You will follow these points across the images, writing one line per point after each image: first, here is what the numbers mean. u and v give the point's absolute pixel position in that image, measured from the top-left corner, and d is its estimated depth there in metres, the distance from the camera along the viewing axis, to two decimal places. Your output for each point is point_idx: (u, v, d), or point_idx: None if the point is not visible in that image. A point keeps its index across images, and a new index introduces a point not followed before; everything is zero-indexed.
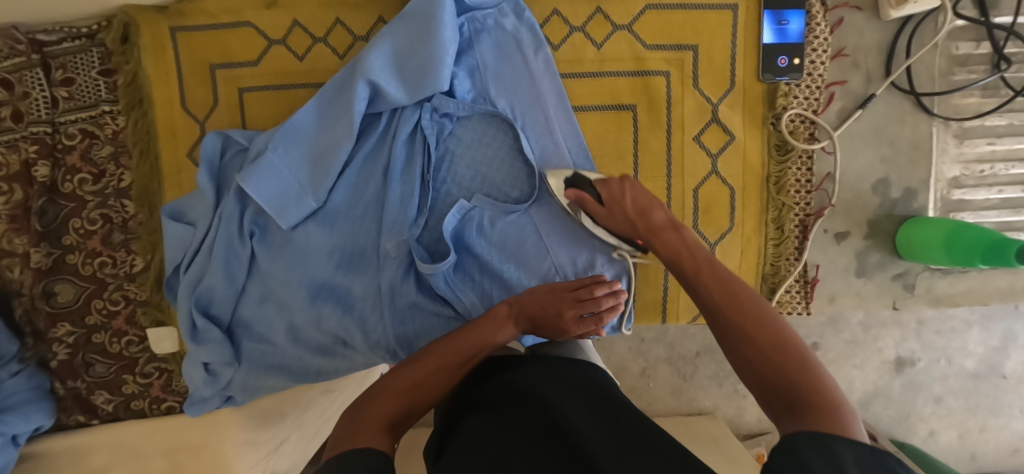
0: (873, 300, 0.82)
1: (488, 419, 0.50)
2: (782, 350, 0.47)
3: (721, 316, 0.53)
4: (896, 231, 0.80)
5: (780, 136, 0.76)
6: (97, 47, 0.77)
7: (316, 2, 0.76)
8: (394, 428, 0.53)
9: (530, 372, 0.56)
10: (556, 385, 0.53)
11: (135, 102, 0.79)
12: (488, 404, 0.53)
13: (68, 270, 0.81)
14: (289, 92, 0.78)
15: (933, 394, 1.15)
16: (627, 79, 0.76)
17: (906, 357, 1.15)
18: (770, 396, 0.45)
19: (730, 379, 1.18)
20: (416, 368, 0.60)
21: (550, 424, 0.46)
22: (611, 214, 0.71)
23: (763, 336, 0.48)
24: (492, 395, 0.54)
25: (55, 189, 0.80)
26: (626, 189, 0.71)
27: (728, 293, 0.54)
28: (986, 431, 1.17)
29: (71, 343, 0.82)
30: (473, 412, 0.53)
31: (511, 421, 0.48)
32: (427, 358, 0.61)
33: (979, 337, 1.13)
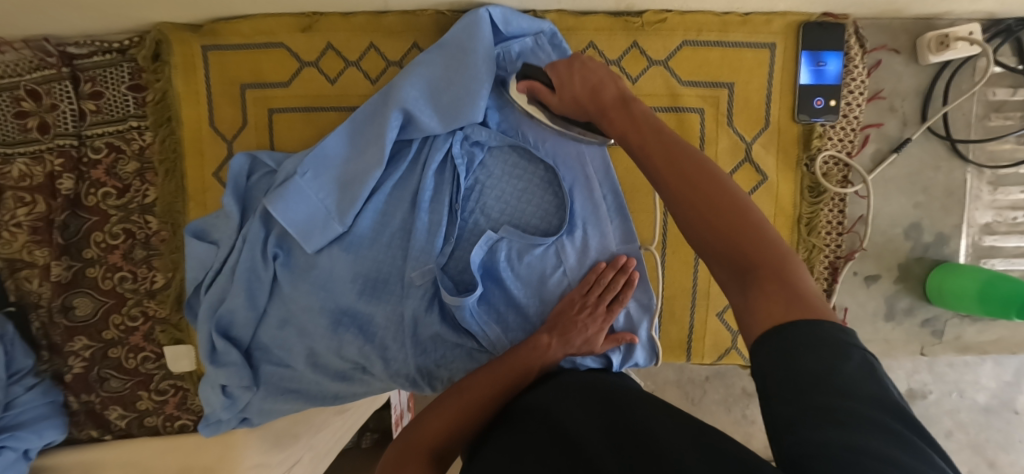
0: (900, 346, 0.81)
1: (515, 439, 0.52)
2: (731, 215, 0.40)
3: (660, 171, 0.46)
4: (926, 276, 0.79)
5: (814, 178, 0.75)
6: (128, 62, 0.76)
7: (352, 26, 0.74)
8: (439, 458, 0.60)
9: (563, 400, 0.56)
10: (579, 403, 0.54)
11: (163, 120, 0.78)
12: (517, 426, 0.55)
13: (87, 284, 0.81)
14: (320, 115, 0.77)
15: (944, 427, 1.15)
16: (662, 115, 0.76)
17: (915, 386, 1.13)
18: (721, 267, 0.40)
19: (739, 404, 1.18)
20: (457, 395, 0.63)
21: (568, 445, 0.47)
22: (562, 100, 0.64)
23: (707, 197, 0.42)
24: (522, 417, 0.56)
25: (78, 202, 0.79)
26: (575, 73, 0.63)
27: (664, 151, 0.46)
28: (995, 468, 1.16)
29: (87, 357, 0.82)
30: (504, 431, 0.56)
31: (535, 442, 0.50)
32: (468, 384, 0.64)
33: (992, 371, 1.13)
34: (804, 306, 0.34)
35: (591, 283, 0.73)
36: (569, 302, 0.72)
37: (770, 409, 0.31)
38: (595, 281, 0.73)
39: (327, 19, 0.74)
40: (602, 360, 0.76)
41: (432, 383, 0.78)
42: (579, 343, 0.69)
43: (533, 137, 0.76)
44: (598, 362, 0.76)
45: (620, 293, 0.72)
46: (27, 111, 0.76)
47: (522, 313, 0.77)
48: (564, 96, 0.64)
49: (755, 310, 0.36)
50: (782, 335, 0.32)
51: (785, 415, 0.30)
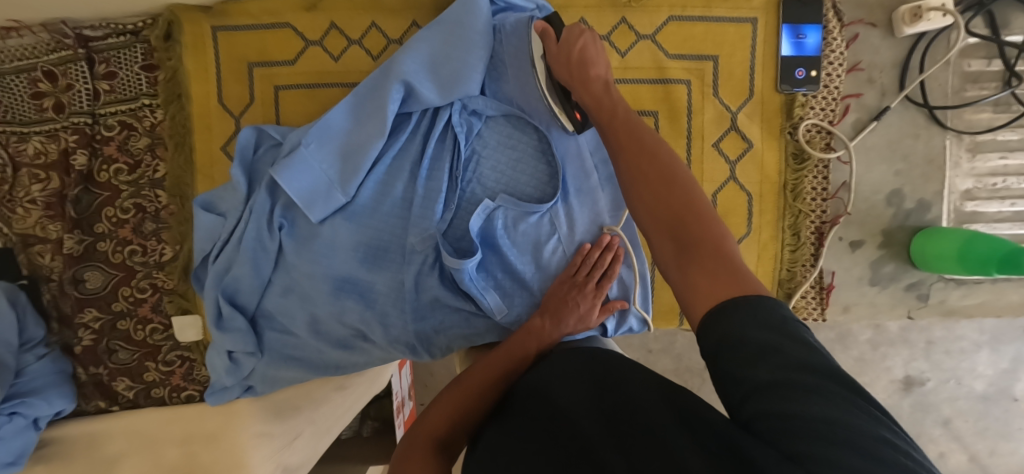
0: (885, 309, 0.83)
1: (499, 427, 0.53)
2: (678, 197, 0.48)
3: (628, 159, 0.53)
4: (909, 242, 0.81)
5: (797, 145, 0.78)
6: (141, 43, 0.80)
7: (355, 6, 0.78)
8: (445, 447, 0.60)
9: (545, 368, 0.58)
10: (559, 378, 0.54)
11: (173, 97, 0.81)
12: (508, 414, 0.54)
13: (98, 258, 0.84)
14: (324, 90, 0.81)
15: (942, 415, 1.21)
16: (650, 87, 0.78)
17: (915, 376, 1.20)
18: (662, 235, 0.47)
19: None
20: (459, 388, 0.65)
21: (553, 422, 0.46)
22: (558, 51, 0.68)
23: (662, 180, 0.49)
24: (511, 405, 0.55)
25: (91, 178, 0.83)
26: (580, 36, 0.66)
27: (634, 143, 0.54)
28: (995, 455, 1.23)
29: (96, 329, 0.84)
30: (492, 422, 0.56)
31: (522, 412, 0.52)
32: (470, 375, 0.67)
33: (988, 359, 1.16)
34: (732, 275, 0.41)
35: (582, 264, 0.76)
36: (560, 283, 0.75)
37: (732, 389, 0.35)
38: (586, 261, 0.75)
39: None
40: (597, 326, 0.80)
41: (431, 350, 0.82)
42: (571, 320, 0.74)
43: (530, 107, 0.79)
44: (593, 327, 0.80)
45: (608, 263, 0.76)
46: (44, 92, 0.79)
47: (518, 277, 0.80)
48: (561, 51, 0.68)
49: (692, 282, 0.42)
50: (727, 313, 0.37)
51: (749, 396, 0.34)
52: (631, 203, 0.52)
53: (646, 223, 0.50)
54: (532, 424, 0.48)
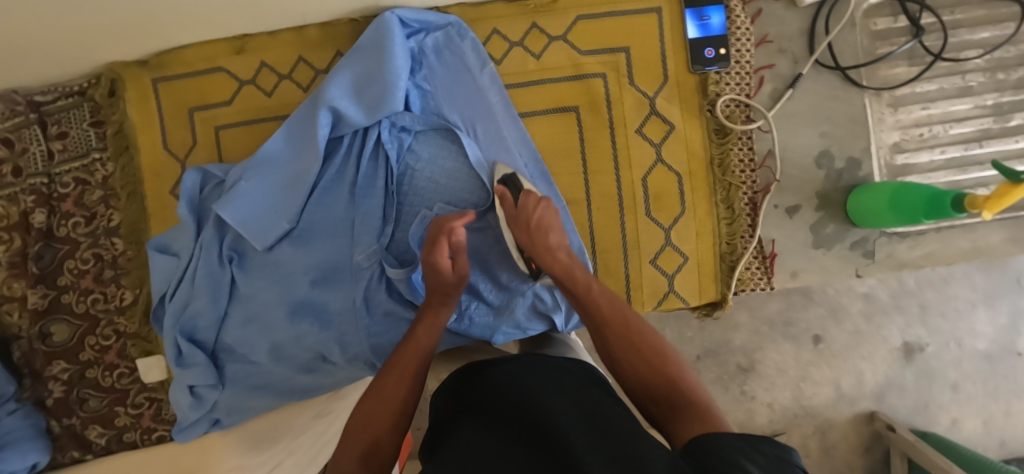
0: (836, 271, 0.83)
1: (466, 424, 0.47)
2: (662, 361, 0.55)
3: (611, 338, 0.59)
4: (846, 201, 0.82)
5: (718, 121, 0.81)
6: (87, 102, 0.85)
7: (280, 43, 0.83)
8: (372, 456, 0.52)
9: (517, 365, 0.55)
10: (532, 380, 0.51)
11: (122, 149, 0.85)
12: (480, 410, 0.48)
13: (63, 310, 0.87)
14: (262, 125, 0.85)
15: (949, 379, 1.20)
16: (569, 84, 0.81)
17: (913, 342, 1.19)
18: (658, 404, 0.52)
19: (735, 380, 1.20)
20: (379, 397, 0.56)
21: (533, 434, 0.42)
22: (516, 216, 0.71)
23: (648, 348, 0.57)
24: (479, 400, 0.50)
25: (51, 234, 0.86)
26: (540, 204, 0.71)
27: (611, 317, 0.61)
28: (1012, 414, 1.20)
29: (66, 380, 0.87)
30: (457, 415, 0.50)
31: (478, 417, 0.48)
32: (383, 383, 0.58)
33: (986, 316, 1.19)
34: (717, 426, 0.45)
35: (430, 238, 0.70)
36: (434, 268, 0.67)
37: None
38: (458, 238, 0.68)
39: (257, 39, 0.82)
40: (547, 322, 0.81)
41: None
42: (456, 292, 0.67)
43: (456, 117, 0.82)
44: (544, 325, 0.81)
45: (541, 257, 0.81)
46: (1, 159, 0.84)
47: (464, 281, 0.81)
48: (519, 223, 0.71)
49: (685, 433, 0.46)
50: (706, 441, 0.40)
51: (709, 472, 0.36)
52: (622, 373, 0.57)
53: (638, 394, 0.55)
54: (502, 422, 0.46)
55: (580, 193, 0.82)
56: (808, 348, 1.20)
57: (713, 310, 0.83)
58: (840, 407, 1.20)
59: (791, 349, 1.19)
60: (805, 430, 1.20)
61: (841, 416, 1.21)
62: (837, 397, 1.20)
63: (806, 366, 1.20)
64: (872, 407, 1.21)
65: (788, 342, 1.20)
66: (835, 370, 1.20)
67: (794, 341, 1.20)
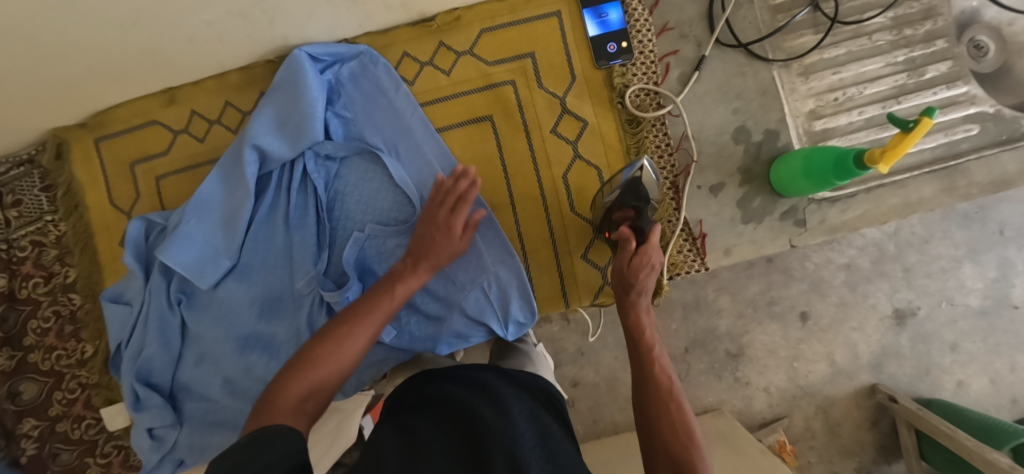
0: (768, 244, 0.83)
1: (417, 420, 0.53)
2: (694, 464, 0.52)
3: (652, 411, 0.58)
4: (768, 172, 0.82)
5: (629, 111, 0.82)
6: (37, 169, 0.90)
7: (206, 91, 0.87)
8: (304, 402, 0.55)
9: (475, 379, 0.62)
10: (481, 393, 0.57)
11: (72, 208, 0.90)
12: (428, 411, 0.55)
13: (30, 369, 0.90)
14: (198, 171, 0.88)
15: (946, 341, 1.16)
16: (480, 95, 0.84)
17: (904, 307, 1.16)
18: None
19: (727, 367, 1.17)
20: (330, 348, 0.60)
21: (472, 431, 0.48)
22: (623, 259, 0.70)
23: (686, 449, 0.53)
24: (431, 403, 0.56)
25: (14, 297, 0.91)
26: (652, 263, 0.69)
27: (656, 377, 0.60)
28: (1018, 370, 1.16)
29: (37, 436, 0.90)
30: (411, 412, 0.57)
31: (427, 417, 0.54)
32: (339, 337, 0.61)
33: (973, 272, 1.16)
34: None
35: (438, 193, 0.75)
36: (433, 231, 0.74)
37: None
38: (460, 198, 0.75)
39: (184, 90, 0.87)
40: (488, 330, 0.82)
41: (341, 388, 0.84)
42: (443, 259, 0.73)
43: (377, 139, 0.84)
44: (485, 333, 0.82)
45: (478, 271, 0.81)
46: None
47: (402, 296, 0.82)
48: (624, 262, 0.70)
49: None
50: None
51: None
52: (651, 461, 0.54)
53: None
54: (451, 423, 0.51)
55: (504, 198, 0.83)
56: (796, 326, 1.17)
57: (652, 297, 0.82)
58: (839, 383, 1.17)
59: (778, 329, 1.17)
60: (806, 411, 1.18)
61: (840, 392, 1.17)
62: (833, 373, 1.17)
63: (797, 345, 1.17)
64: (872, 379, 1.17)
65: (775, 321, 1.17)
66: (827, 345, 1.17)
67: (780, 321, 1.17)
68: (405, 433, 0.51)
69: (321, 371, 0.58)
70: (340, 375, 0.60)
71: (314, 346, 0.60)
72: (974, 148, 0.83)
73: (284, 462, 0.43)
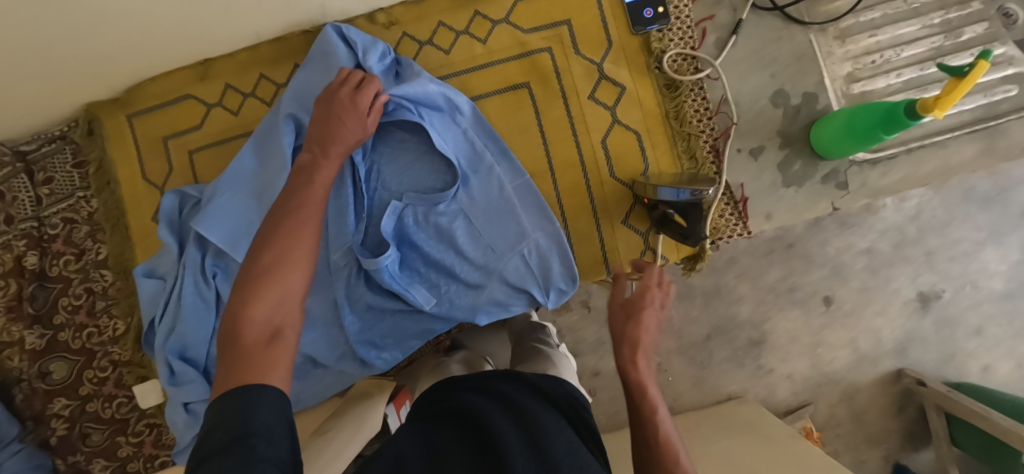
0: (809, 208, 0.82)
1: (439, 430, 0.46)
2: None
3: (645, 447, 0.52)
4: (808, 135, 0.82)
5: (666, 76, 0.82)
6: (69, 145, 0.90)
7: (239, 64, 0.86)
8: (274, 338, 0.42)
9: (498, 388, 0.56)
10: (509, 405, 0.50)
11: (104, 184, 0.89)
12: (448, 422, 0.48)
13: (61, 348, 0.89)
14: (231, 144, 0.87)
15: (971, 325, 1.14)
16: (516, 63, 0.84)
17: (928, 291, 1.14)
18: None
19: (750, 355, 1.16)
20: (279, 258, 0.45)
21: (491, 448, 0.41)
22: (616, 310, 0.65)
23: None
24: (453, 414, 0.49)
25: (44, 275, 0.90)
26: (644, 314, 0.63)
27: (662, 451, 0.51)
28: None
29: (67, 416, 0.88)
30: (434, 420, 0.49)
31: (450, 427, 0.46)
32: (283, 246, 0.46)
33: (996, 254, 1.13)
34: None
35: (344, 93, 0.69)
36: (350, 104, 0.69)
37: None
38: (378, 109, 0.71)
39: (218, 63, 0.86)
40: (529, 300, 0.81)
41: (378, 361, 0.82)
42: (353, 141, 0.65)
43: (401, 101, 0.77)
44: (526, 303, 0.81)
45: (521, 239, 0.79)
46: None
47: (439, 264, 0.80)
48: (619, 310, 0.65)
49: None
50: None
51: None
52: None
53: None
54: (472, 433, 0.44)
55: (543, 164, 0.83)
56: (819, 311, 1.16)
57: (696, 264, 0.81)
58: (863, 369, 1.16)
59: (801, 315, 1.15)
60: (830, 398, 1.16)
61: (866, 378, 1.16)
62: (858, 359, 1.16)
63: (820, 331, 1.16)
64: (897, 365, 1.16)
65: (797, 308, 1.15)
66: (851, 331, 1.15)
67: (803, 307, 1.15)
68: (418, 433, 0.46)
69: (282, 280, 0.44)
70: (302, 282, 0.46)
71: (259, 252, 0.46)
72: (1014, 109, 0.82)
73: (270, 430, 0.35)
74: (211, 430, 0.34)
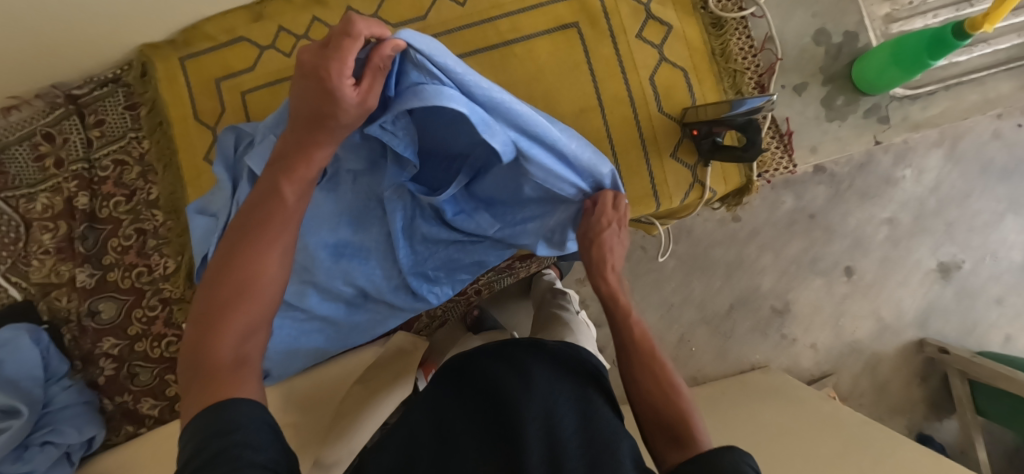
0: (853, 140, 0.84)
1: (453, 405, 0.54)
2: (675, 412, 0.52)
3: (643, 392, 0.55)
4: (850, 71, 0.84)
5: (712, 15, 0.84)
6: (121, 88, 0.91)
7: (294, 6, 0.88)
8: (241, 363, 0.40)
9: (507, 360, 0.56)
10: (519, 370, 0.53)
11: (156, 125, 0.90)
12: (464, 396, 0.55)
13: (110, 288, 0.89)
14: (284, 85, 0.89)
15: (992, 295, 1.16)
16: (566, 3, 0.86)
17: (949, 261, 1.16)
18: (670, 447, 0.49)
19: (773, 325, 1.17)
20: (233, 292, 0.41)
21: (500, 430, 0.47)
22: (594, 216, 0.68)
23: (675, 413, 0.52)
24: (472, 388, 0.55)
25: (94, 216, 0.91)
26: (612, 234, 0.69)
27: (653, 359, 0.57)
28: None
29: (116, 356, 0.89)
30: (449, 393, 0.56)
31: (462, 402, 0.54)
32: (247, 273, 0.42)
33: (1016, 224, 1.15)
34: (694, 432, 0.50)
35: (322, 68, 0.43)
36: (320, 77, 0.42)
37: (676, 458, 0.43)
38: (373, 71, 0.44)
39: (273, 6, 0.88)
40: None
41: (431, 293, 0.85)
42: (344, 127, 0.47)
43: (423, 59, 0.47)
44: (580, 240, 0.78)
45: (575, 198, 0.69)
46: (46, 153, 0.92)
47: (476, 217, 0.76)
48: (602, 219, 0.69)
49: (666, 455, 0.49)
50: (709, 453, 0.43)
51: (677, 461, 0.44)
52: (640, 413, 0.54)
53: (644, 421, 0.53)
54: (484, 407, 0.51)
55: (593, 100, 0.84)
56: (841, 281, 1.17)
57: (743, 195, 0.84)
58: (885, 339, 1.18)
59: (823, 285, 1.17)
60: (853, 368, 1.18)
61: (888, 348, 1.18)
62: (880, 329, 1.17)
63: (842, 300, 1.17)
64: (919, 335, 1.17)
65: (819, 278, 1.17)
66: (872, 301, 1.17)
67: (825, 277, 1.17)
68: (434, 413, 0.53)
69: (244, 309, 0.41)
70: (274, 286, 0.43)
71: (217, 284, 0.41)
72: None
73: (256, 432, 0.35)
74: (191, 445, 0.35)
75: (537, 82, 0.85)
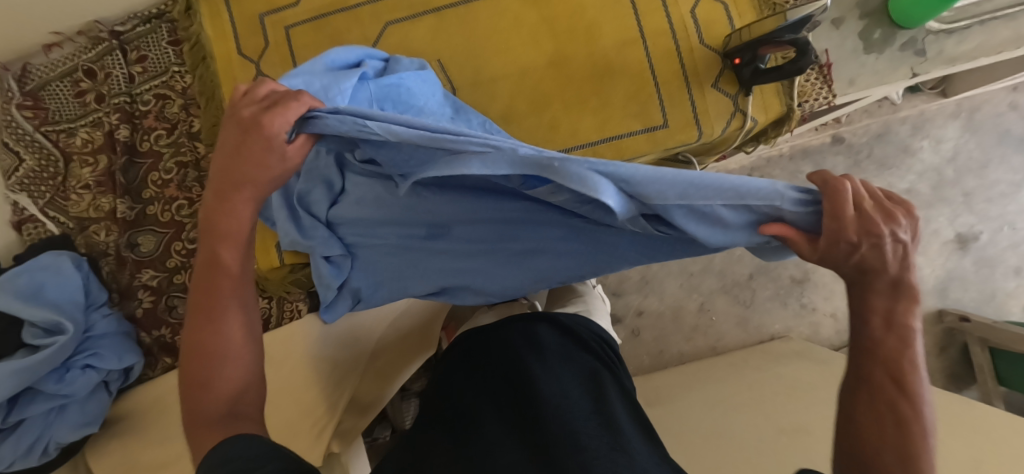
0: (890, 74, 0.86)
1: (471, 383, 0.57)
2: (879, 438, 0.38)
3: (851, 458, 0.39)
4: (886, 5, 0.85)
5: None
6: (165, 23, 0.92)
7: None
8: (235, 405, 0.41)
9: (513, 344, 0.59)
10: (535, 352, 0.56)
11: (199, 60, 0.90)
12: (479, 371, 0.58)
13: (150, 221, 0.89)
14: (327, 20, 0.89)
15: (1011, 265, 1.17)
16: None
17: (966, 232, 1.17)
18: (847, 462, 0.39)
19: (793, 294, 1.17)
20: (204, 354, 0.41)
21: (524, 412, 0.50)
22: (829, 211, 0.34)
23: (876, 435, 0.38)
24: (488, 363, 0.58)
25: (135, 150, 0.91)
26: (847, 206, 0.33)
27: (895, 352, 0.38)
28: None
29: (154, 288, 0.88)
30: (462, 372, 0.59)
31: (481, 378, 0.57)
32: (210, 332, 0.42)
33: None
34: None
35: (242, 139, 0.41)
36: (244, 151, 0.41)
37: None
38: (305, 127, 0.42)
39: None
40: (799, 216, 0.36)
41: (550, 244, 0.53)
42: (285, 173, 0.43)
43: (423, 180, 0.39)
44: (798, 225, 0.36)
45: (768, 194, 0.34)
46: (86, 89, 0.92)
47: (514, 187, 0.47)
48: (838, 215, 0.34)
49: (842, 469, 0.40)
50: None
51: None
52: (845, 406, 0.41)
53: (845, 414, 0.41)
54: (505, 384, 0.54)
55: (634, 34, 0.86)
56: None
57: (783, 125, 0.86)
58: None
59: None
60: None
61: None
62: None
63: None
64: (938, 305, 1.18)
65: None
66: None
67: None
68: (455, 391, 0.57)
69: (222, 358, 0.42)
70: (250, 327, 0.44)
71: (188, 347, 0.42)
72: None
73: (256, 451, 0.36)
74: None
75: (579, 15, 0.86)
